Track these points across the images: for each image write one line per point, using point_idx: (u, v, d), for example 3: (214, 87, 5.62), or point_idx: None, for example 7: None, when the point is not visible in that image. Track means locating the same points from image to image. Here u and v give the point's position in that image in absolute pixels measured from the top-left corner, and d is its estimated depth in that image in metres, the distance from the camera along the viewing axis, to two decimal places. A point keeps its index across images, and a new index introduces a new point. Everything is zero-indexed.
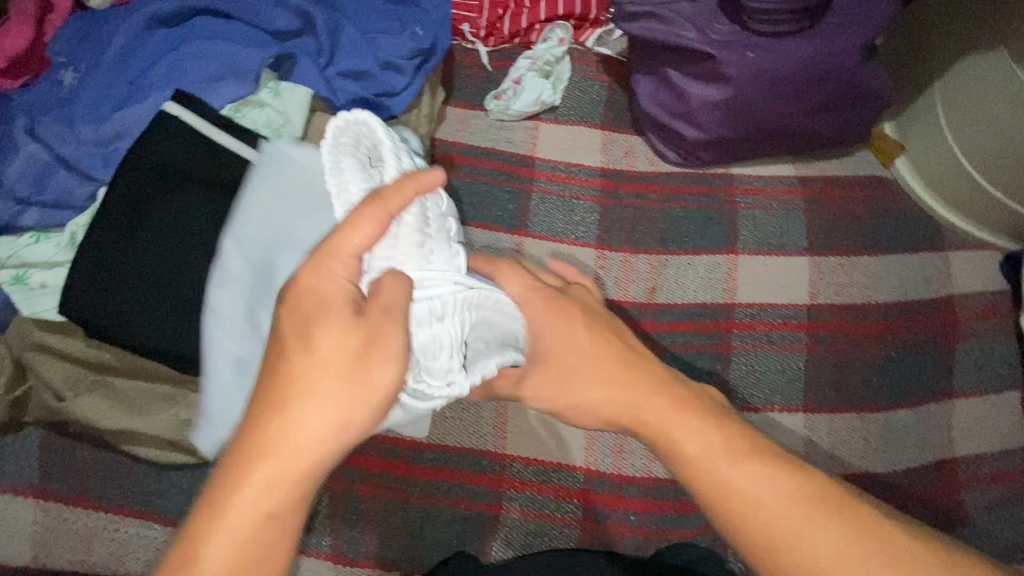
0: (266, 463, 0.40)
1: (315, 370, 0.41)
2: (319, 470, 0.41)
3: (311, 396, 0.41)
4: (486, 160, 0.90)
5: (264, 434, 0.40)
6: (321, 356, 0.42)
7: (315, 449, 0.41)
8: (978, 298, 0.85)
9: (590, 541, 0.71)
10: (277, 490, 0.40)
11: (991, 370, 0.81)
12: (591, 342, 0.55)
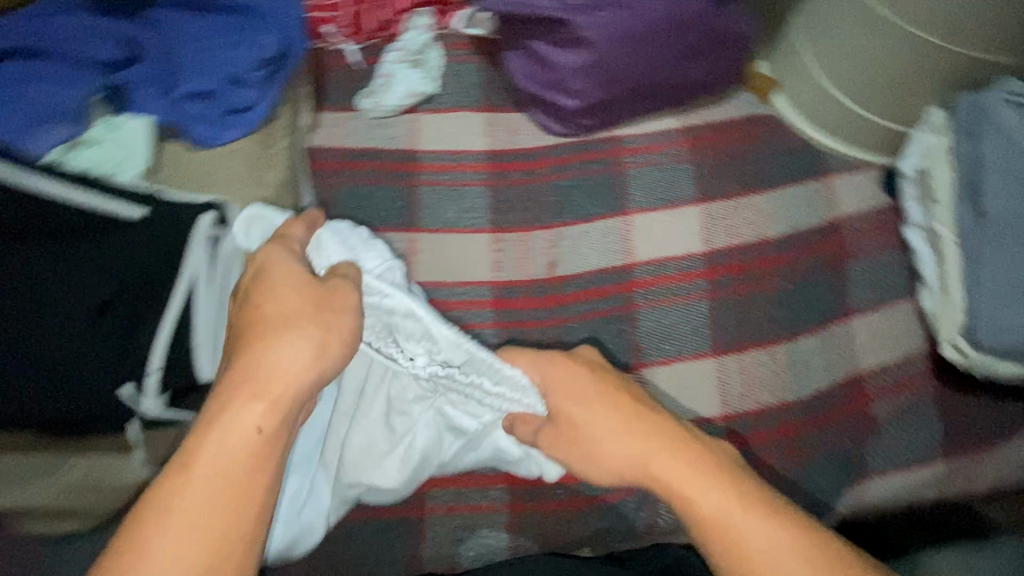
0: (263, 389, 0.52)
1: (281, 323, 0.55)
2: (292, 394, 0.53)
3: (279, 343, 0.54)
4: (367, 161, 0.88)
5: (244, 382, 0.52)
6: (285, 316, 0.56)
7: (285, 381, 0.53)
8: (862, 217, 0.87)
9: (521, 523, 0.72)
10: (258, 412, 0.51)
11: (884, 285, 0.84)
12: (611, 405, 0.60)
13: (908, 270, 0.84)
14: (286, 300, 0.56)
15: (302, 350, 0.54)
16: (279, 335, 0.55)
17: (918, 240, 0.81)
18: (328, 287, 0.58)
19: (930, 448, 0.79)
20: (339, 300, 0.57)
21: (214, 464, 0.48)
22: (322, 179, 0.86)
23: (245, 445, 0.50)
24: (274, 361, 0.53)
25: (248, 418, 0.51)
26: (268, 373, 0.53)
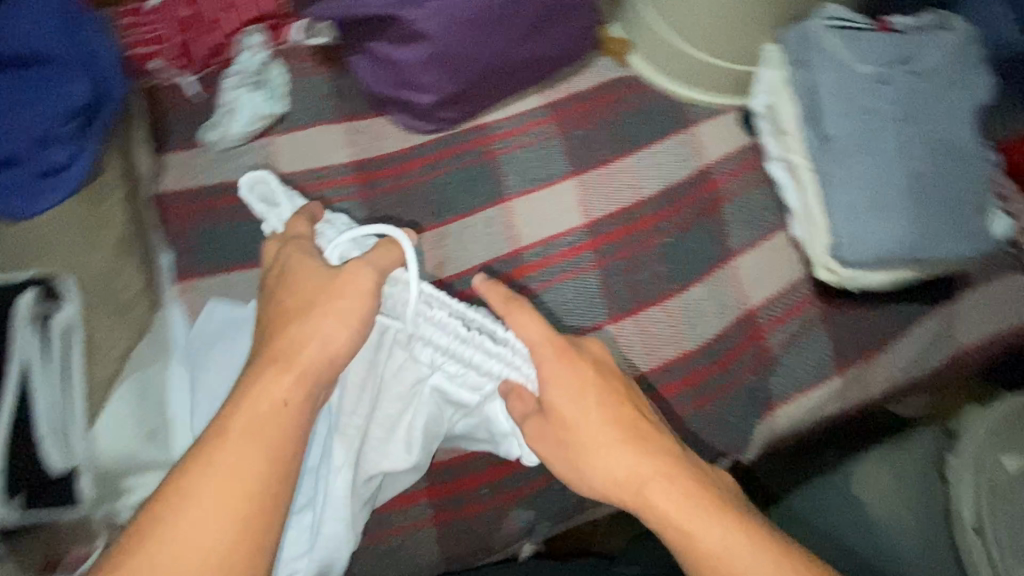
0: (289, 363, 0.55)
1: (302, 309, 0.58)
2: (317, 367, 0.56)
3: (313, 317, 0.57)
4: (220, 196, 0.81)
5: (275, 361, 0.55)
6: (303, 301, 0.58)
7: (311, 356, 0.56)
8: (730, 161, 0.90)
9: (449, 531, 0.72)
10: (278, 390, 0.54)
11: (760, 222, 0.86)
12: (620, 431, 0.58)
13: (779, 204, 0.87)
14: (307, 288, 0.58)
15: (329, 330, 0.57)
16: (302, 323, 0.57)
17: (780, 172, 0.84)
18: (343, 271, 0.58)
19: (825, 365, 0.82)
20: (351, 282, 0.58)
21: (248, 433, 0.52)
22: (172, 224, 0.79)
23: (269, 416, 0.53)
24: (300, 339, 0.56)
25: (270, 401, 0.54)
26: (292, 351, 0.56)
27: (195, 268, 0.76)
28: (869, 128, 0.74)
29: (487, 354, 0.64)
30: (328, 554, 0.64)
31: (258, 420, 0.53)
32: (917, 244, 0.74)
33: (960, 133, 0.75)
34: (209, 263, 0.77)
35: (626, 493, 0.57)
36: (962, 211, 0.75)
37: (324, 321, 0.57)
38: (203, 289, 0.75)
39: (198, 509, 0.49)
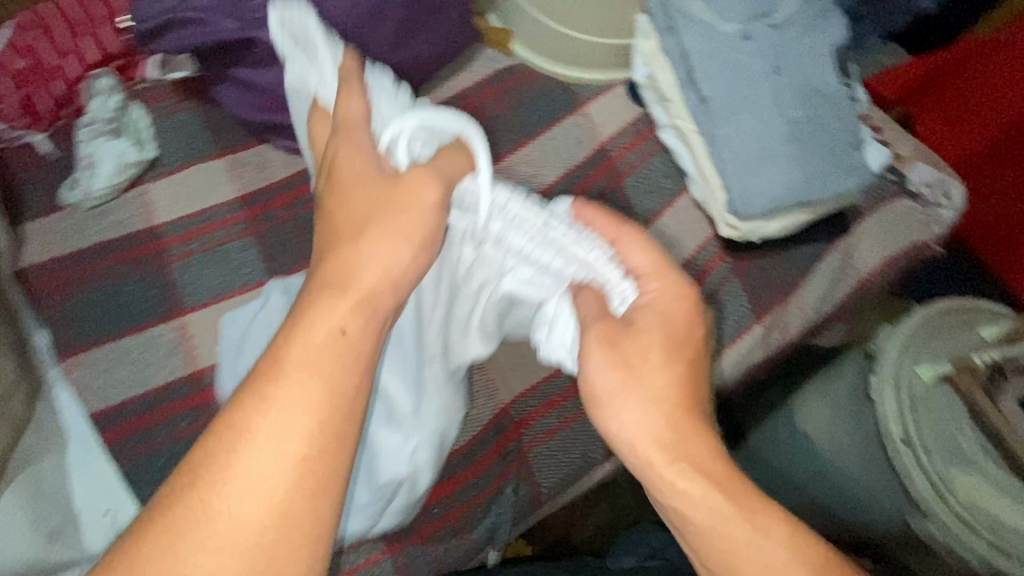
0: (348, 287, 0.51)
1: (368, 210, 0.54)
2: (376, 288, 0.52)
3: (365, 238, 0.53)
4: (97, 258, 0.75)
5: (343, 269, 0.52)
6: (366, 203, 0.55)
7: (380, 270, 0.52)
8: (624, 134, 0.91)
9: (406, 560, 0.70)
10: (344, 317, 0.49)
11: (661, 188, 0.88)
12: (678, 387, 0.57)
13: (678, 169, 0.89)
14: (367, 201, 0.55)
15: (389, 252, 0.53)
16: (366, 225, 0.54)
17: (671, 138, 0.86)
18: (406, 178, 0.56)
19: (745, 317, 0.84)
20: (417, 190, 0.56)
21: (305, 372, 0.45)
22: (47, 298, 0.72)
23: (328, 345, 0.47)
24: (361, 258, 0.52)
25: (329, 328, 0.48)
26: (353, 269, 0.51)
27: (78, 343, 0.70)
28: (741, 84, 0.77)
29: (566, 261, 0.63)
30: (438, 444, 0.69)
31: (311, 355, 0.46)
32: (804, 188, 0.76)
33: (825, 77, 0.79)
34: (94, 333, 0.71)
35: (659, 458, 0.55)
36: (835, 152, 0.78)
37: (385, 239, 0.53)
38: (92, 364, 0.69)
39: (252, 469, 0.42)
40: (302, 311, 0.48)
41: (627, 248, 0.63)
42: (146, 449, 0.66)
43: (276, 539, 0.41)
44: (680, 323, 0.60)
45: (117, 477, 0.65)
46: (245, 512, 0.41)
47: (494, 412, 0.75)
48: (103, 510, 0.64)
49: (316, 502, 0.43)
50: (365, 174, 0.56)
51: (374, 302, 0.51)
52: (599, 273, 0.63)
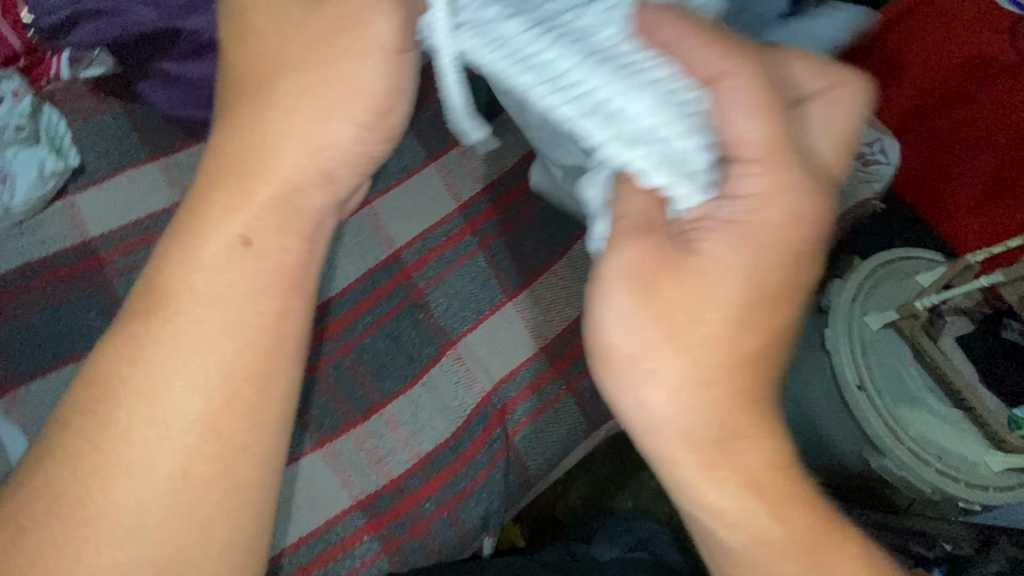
0: (253, 193, 0.45)
1: (269, 92, 0.44)
2: (287, 199, 0.46)
3: (275, 128, 0.44)
4: (27, 282, 0.68)
5: (234, 180, 0.45)
6: (274, 81, 0.44)
7: (285, 175, 0.45)
8: None
9: (402, 558, 0.68)
10: (250, 227, 0.45)
11: None
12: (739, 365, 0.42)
13: None
14: (279, 55, 0.44)
15: (306, 126, 0.44)
16: (267, 128, 0.44)
17: None
18: (340, 35, 0.43)
19: None
20: (348, 52, 0.43)
21: (205, 303, 0.44)
22: None
23: (233, 259, 0.45)
24: (275, 133, 0.44)
25: (237, 239, 0.45)
26: (266, 151, 0.44)
27: (17, 376, 0.64)
28: None
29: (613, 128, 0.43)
30: None
31: (225, 273, 0.45)
32: None
33: None
34: (33, 363, 0.65)
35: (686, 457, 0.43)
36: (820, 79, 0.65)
37: (302, 114, 0.44)
38: (35, 397, 0.64)
39: (137, 443, 0.42)
40: (204, 212, 0.45)
41: (732, 106, 0.39)
42: None
43: (186, 513, 0.42)
44: (774, 249, 0.41)
45: None
46: (146, 486, 0.42)
47: (477, 401, 0.74)
48: None
49: (232, 462, 0.43)
50: (283, 4, 0.44)
51: (296, 201, 0.46)
52: (649, 123, 0.42)
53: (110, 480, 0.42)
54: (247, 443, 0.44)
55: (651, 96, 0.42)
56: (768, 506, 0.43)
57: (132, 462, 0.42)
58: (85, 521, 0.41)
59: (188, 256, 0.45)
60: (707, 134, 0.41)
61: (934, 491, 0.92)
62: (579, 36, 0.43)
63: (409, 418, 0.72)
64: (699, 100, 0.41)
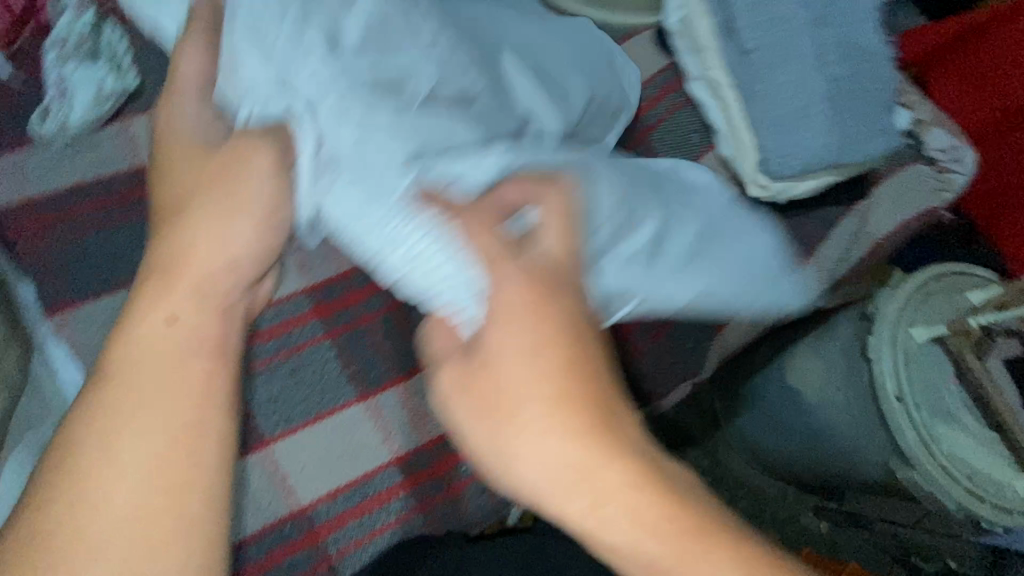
0: (178, 277, 0.52)
1: (188, 208, 0.55)
2: (201, 287, 0.53)
3: (197, 233, 0.54)
4: (80, 203, 0.67)
5: (171, 271, 0.53)
6: (190, 204, 0.55)
7: (201, 266, 0.54)
8: (650, 87, 0.86)
9: (435, 519, 0.68)
10: (179, 308, 0.51)
11: (686, 144, 0.84)
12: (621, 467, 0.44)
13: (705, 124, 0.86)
14: (187, 184, 0.56)
15: (212, 234, 0.54)
16: (196, 233, 0.54)
17: (700, 90, 0.82)
18: (226, 159, 0.57)
19: None
20: (239, 185, 0.56)
21: (143, 363, 0.48)
22: (25, 246, 0.64)
23: (166, 330, 0.50)
24: (194, 242, 0.54)
25: (157, 318, 0.51)
26: (185, 254, 0.53)
27: (67, 299, 0.63)
28: (784, 34, 0.74)
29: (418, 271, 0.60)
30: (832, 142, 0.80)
31: (151, 351, 0.49)
32: (837, 152, 0.75)
33: (868, 32, 0.76)
34: (83, 287, 0.63)
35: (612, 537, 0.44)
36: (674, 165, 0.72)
37: (209, 221, 0.54)
38: (83, 321, 0.62)
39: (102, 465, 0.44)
40: (143, 302, 0.51)
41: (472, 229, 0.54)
42: None
43: (149, 543, 0.43)
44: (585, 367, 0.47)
45: None
46: (103, 522, 0.42)
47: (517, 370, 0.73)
48: None
49: (182, 502, 0.45)
50: (198, 149, 0.58)
51: (209, 284, 0.53)
52: (436, 277, 0.58)
53: (98, 492, 0.43)
54: (190, 485, 0.45)
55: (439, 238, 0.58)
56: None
57: (93, 479, 0.44)
58: (74, 541, 0.42)
59: (125, 339, 0.50)
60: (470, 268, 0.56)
61: (958, 509, 0.90)
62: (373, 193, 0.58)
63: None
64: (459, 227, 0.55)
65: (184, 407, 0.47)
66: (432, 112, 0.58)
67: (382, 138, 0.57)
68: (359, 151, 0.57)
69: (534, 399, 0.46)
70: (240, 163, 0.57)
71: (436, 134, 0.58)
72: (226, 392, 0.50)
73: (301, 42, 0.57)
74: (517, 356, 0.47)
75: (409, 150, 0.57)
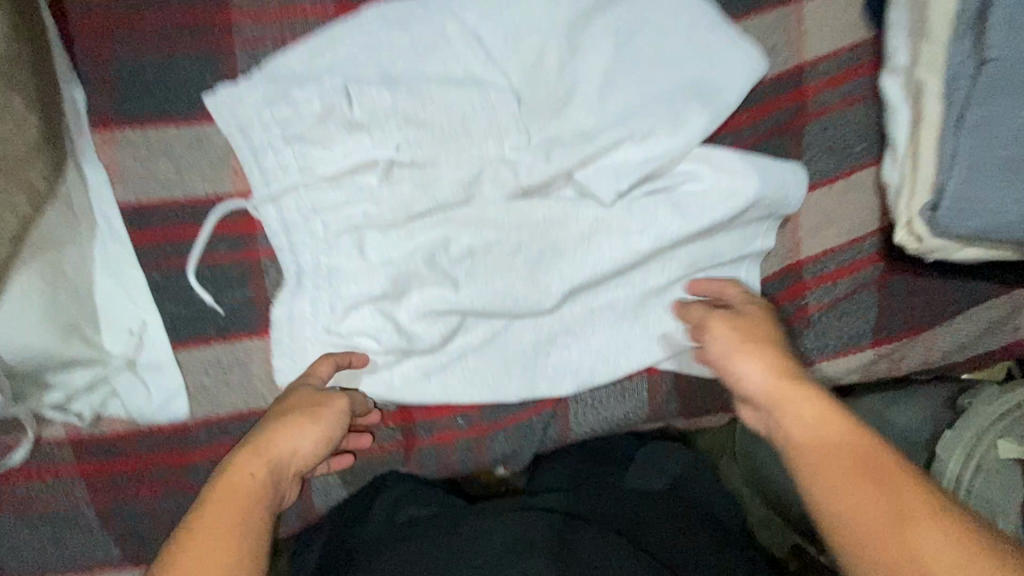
0: (265, 454, 0.48)
1: (291, 407, 0.52)
2: (280, 471, 0.48)
3: (291, 425, 0.50)
4: (149, 11, 0.59)
5: (259, 449, 0.48)
6: (284, 407, 0.52)
7: (291, 452, 0.49)
8: (831, 64, 0.68)
9: (417, 459, 0.66)
10: (258, 486, 0.46)
11: (842, 150, 0.68)
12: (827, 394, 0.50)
13: (878, 131, 0.68)
14: (298, 394, 0.54)
15: (303, 436, 0.50)
16: (281, 429, 0.50)
17: (893, 89, 0.64)
18: (326, 394, 0.54)
19: (859, 337, 0.71)
20: (325, 409, 0.52)
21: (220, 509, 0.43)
22: (86, 45, 0.58)
23: (239, 493, 0.44)
24: (286, 439, 0.49)
25: (228, 486, 0.45)
26: (271, 442, 0.49)
27: (115, 115, 0.58)
28: None
29: (341, 311, 0.58)
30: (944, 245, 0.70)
31: (230, 495, 0.44)
32: None
33: None
34: (133, 108, 0.58)
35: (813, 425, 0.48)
36: (746, 174, 0.63)
37: (304, 426, 0.51)
38: (127, 145, 0.58)
39: None
40: (221, 472, 0.46)
41: (419, 284, 0.60)
42: (179, 263, 0.58)
43: None
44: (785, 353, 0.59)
45: (146, 285, 0.57)
46: None
47: (551, 348, 0.66)
48: (131, 328, 0.56)
49: None
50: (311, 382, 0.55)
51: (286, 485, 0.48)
52: (357, 329, 0.59)
53: None
54: None
55: (369, 287, 0.58)
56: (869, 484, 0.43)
57: None
58: None
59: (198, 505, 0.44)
60: (394, 325, 0.60)
61: None
62: (382, 191, 0.60)
63: (481, 332, 0.64)
64: (396, 283, 0.59)
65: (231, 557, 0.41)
66: (417, 180, 0.60)
67: (374, 217, 0.59)
68: (342, 216, 0.59)
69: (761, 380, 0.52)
70: (321, 402, 0.53)
71: (425, 183, 0.60)
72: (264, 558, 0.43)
73: (316, 89, 0.58)
74: (751, 351, 0.54)
75: (397, 193, 0.60)
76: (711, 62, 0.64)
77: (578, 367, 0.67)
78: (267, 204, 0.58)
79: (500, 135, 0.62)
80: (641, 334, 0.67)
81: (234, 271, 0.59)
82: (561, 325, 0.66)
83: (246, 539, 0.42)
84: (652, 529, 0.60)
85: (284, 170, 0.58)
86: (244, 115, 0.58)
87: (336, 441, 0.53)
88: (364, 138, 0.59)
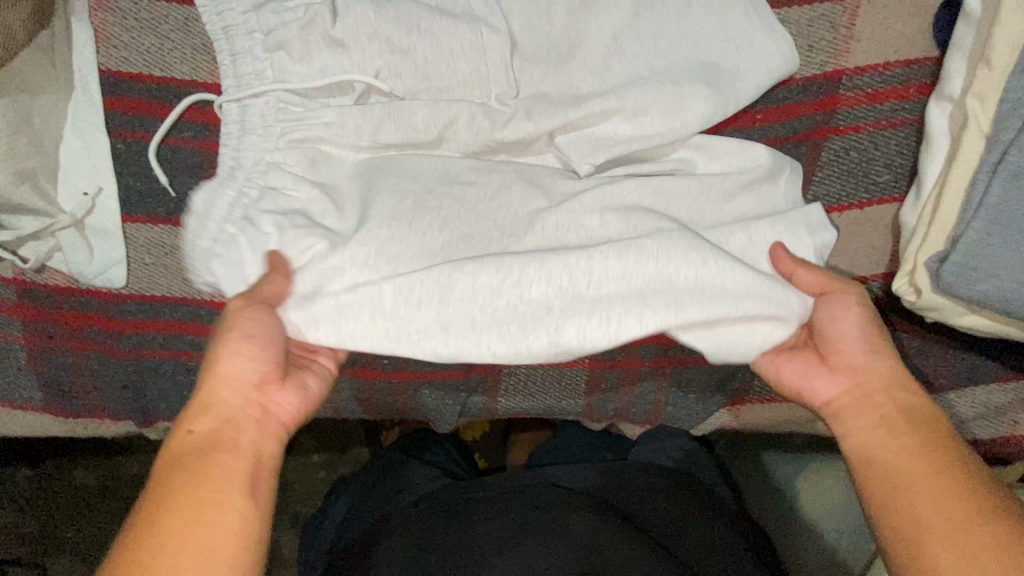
0: (207, 402, 0.49)
1: (218, 346, 0.50)
2: (247, 397, 0.50)
3: (224, 353, 0.50)
4: None
5: (207, 391, 0.49)
6: (212, 354, 0.50)
7: (243, 375, 0.50)
8: (877, 76, 0.59)
9: (335, 388, 0.65)
10: (227, 429, 0.49)
11: (863, 177, 0.60)
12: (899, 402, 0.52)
13: (909, 162, 0.60)
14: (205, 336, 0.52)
15: (247, 356, 0.50)
16: (217, 370, 0.50)
17: (937, 119, 0.56)
18: (230, 312, 0.51)
19: None
20: (237, 321, 0.50)
21: (198, 460, 0.47)
22: None
23: (211, 437, 0.48)
24: (227, 371, 0.50)
25: (194, 436, 0.48)
26: (214, 381, 0.49)
27: None
28: None
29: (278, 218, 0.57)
30: None
31: (198, 443, 0.48)
32: None
33: None
34: None
35: (874, 415, 0.52)
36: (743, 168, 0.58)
37: (242, 348, 0.50)
38: (117, 13, 0.58)
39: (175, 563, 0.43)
40: (185, 420, 0.49)
41: None
42: (144, 138, 0.59)
43: None
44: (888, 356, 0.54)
45: (108, 151, 0.58)
46: None
47: None
48: (86, 189, 0.57)
49: None
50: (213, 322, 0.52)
51: (260, 410, 0.51)
52: None
53: None
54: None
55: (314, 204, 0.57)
56: (903, 474, 0.49)
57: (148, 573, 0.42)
58: None
59: (170, 461, 0.47)
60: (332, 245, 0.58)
61: None
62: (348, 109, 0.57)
63: (422, 267, 0.53)
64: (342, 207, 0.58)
65: (229, 483, 0.46)
66: (390, 108, 0.57)
67: (337, 132, 0.57)
68: (304, 126, 0.57)
69: (881, 373, 0.54)
70: (232, 318, 0.50)
71: (397, 111, 0.57)
72: (263, 478, 0.48)
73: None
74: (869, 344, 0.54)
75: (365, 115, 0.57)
76: (734, 46, 0.58)
77: (558, 323, 0.52)
78: (232, 103, 0.58)
79: (484, 78, 0.58)
80: (653, 314, 0.52)
81: (196, 159, 0.60)
82: (534, 263, 0.53)
83: (213, 486, 0.46)
84: (638, 499, 0.61)
85: (259, 71, 0.57)
86: (230, 8, 0.58)
87: (275, 345, 0.51)
88: (345, 53, 0.57)
